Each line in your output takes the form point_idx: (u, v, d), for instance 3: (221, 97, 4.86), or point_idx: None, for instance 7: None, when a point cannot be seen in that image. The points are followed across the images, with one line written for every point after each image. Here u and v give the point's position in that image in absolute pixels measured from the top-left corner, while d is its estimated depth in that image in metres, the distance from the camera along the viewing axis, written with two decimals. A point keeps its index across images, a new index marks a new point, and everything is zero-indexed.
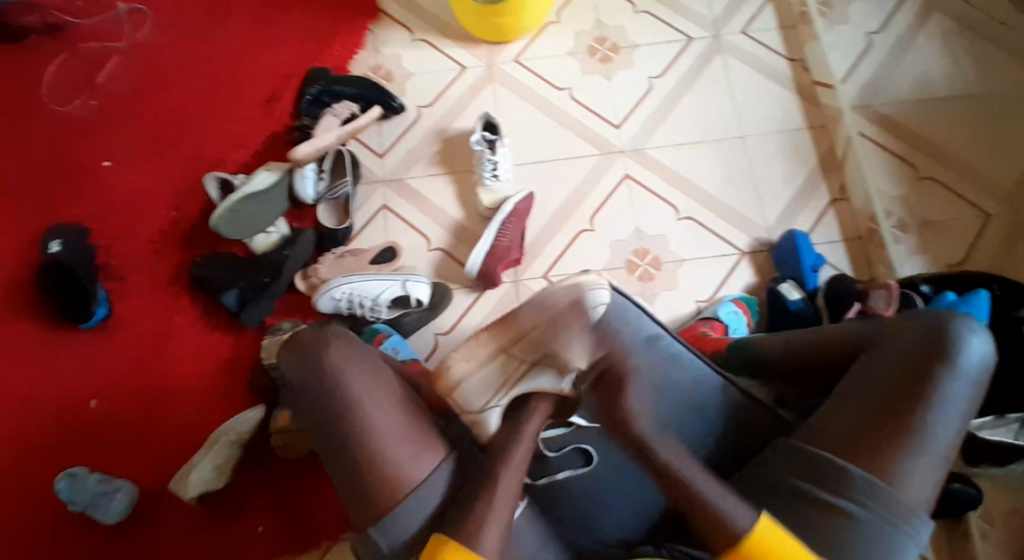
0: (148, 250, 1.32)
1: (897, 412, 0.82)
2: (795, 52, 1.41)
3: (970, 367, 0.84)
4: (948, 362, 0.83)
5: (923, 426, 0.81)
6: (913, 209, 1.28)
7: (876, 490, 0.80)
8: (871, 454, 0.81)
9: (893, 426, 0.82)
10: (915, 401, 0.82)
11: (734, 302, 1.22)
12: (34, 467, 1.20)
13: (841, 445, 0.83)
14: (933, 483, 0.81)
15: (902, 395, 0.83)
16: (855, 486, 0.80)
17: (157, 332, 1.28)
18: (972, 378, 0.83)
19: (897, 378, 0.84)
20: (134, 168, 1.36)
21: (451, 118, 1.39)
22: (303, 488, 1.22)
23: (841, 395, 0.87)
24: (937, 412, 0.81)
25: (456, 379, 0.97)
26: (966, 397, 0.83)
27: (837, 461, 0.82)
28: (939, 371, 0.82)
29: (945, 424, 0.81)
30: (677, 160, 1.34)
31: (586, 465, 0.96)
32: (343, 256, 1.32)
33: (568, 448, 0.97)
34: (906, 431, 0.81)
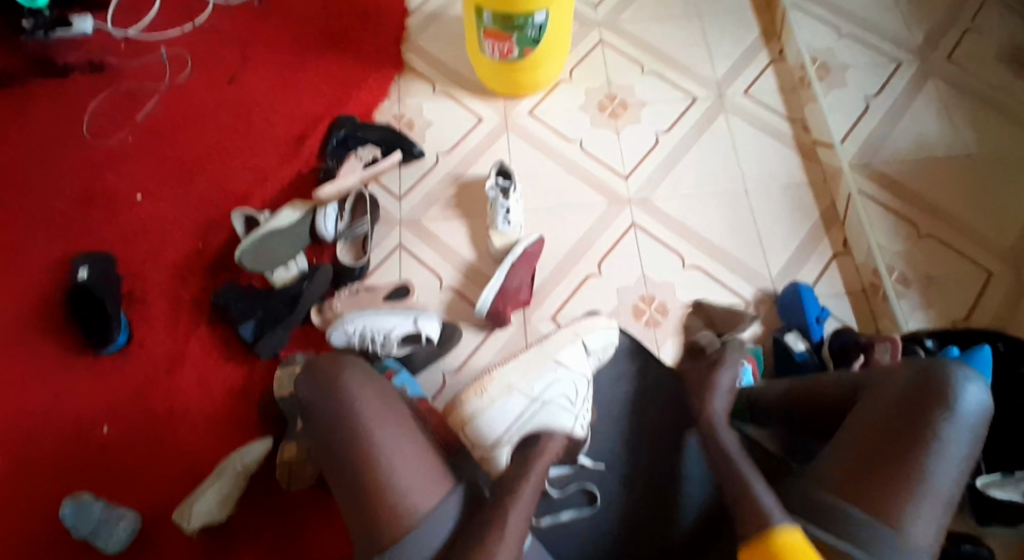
0: (170, 278, 1.42)
1: (895, 456, 0.84)
2: (794, 112, 1.43)
3: (970, 411, 0.85)
4: (949, 406, 0.85)
5: (923, 471, 0.82)
6: (915, 265, 1.28)
7: (879, 534, 0.81)
8: (873, 497, 0.82)
9: (891, 468, 0.83)
10: (914, 445, 0.84)
11: (739, 350, 1.22)
12: (52, 482, 1.27)
13: (841, 487, 0.85)
14: (936, 528, 0.82)
15: (901, 440, 0.84)
16: (858, 529, 0.81)
17: (171, 357, 1.36)
18: (970, 423, 0.85)
19: (894, 421, 0.86)
20: (163, 200, 1.47)
21: (467, 164, 1.45)
22: (306, 518, 1.26)
23: (842, 438, 0.89)
24: (936, 458, 0.83)
25: (470, 414, 1.03)
26: (967, 442, 0.84)
27: (838, 503, 0.84)
28: (939, 418, 0.84)
29: (948, 468, 0.83)
30: (681, 210, 1.36)
31: (590, 505, 1.06)
32: (358, 291, 1.33)
33: (572, 489, 1.07)
34: (910, 475, 0.82)
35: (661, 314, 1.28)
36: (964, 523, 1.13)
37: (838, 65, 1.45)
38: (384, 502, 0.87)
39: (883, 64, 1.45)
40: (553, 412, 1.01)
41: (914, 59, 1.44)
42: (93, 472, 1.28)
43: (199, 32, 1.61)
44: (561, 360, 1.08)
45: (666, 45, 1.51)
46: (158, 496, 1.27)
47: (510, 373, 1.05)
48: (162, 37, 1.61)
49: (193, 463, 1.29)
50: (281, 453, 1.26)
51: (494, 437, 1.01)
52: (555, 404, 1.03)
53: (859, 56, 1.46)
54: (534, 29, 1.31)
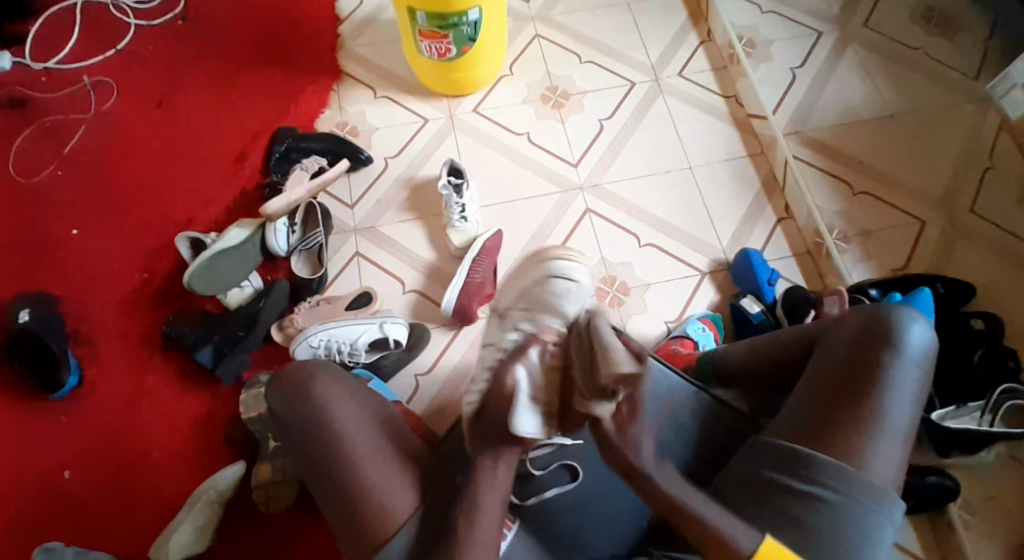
0: (119, 314, 1.36)
1: (853, 400, 0.88)
2: (727, 90, 1.49)
3: (916, 349, 0.90)
4: (896, 345, 0.89)
5: (879, 410, 0.87)
6: (854, 222, 1.35)
7: (844, 475, 0.85)
8: (837, 440, 0.87)
9: (849, 409, 0.87)
10: (868, 385, 0.88)
11: (701, 320, 1.26)
12: (17, 539, 1.21)
13: (804, 436, 0.89)
14: (896, 463, 0.87)
15: (857, 382, 0.88)
16: (826, 472, 0.85)
17: (128, 395, 1.31)
18: (918, 360, 0.89)
19: (846, 365, 0.90)
20: (102, 233, 1.41)
21: (417, 167, 1.44)
22: (292, 539, 1.23)
23: (801, 390, 0.93)
24: (890, 397, 0.87)
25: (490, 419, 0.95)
26: (917, 378, 0.89)
27: (804, 450, 0.88)
28: (888, 355, 0.89)
29: (902, 405, 0.88)
30: (631, 192, 1.39)
31: (574, 481, 1.01)
32: (319, 304, 1.32)
33: (554, 465, 1.03)
34: (867, 415, 0.87)
35: (623, 293, 1.31)
36: (929, 458, 1.20)
37: (763, 41, 1.51)
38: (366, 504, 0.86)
39: (803, 37, 1.52)
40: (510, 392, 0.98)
41: (832, 29, 1.52)
42: (60, 522, 1.22)
43: (123, 57, 1.56)
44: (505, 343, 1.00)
45: (599, 36, 1.54)
46: (131, 538, 1.22)
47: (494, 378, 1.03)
48: (85, 65, 1.55)
49: (165, 500, 1.24)
50: (257, 475, 1.23)
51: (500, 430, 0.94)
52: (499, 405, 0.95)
53: (781, 31, 1.53)
54: (468, 26, 1.32)
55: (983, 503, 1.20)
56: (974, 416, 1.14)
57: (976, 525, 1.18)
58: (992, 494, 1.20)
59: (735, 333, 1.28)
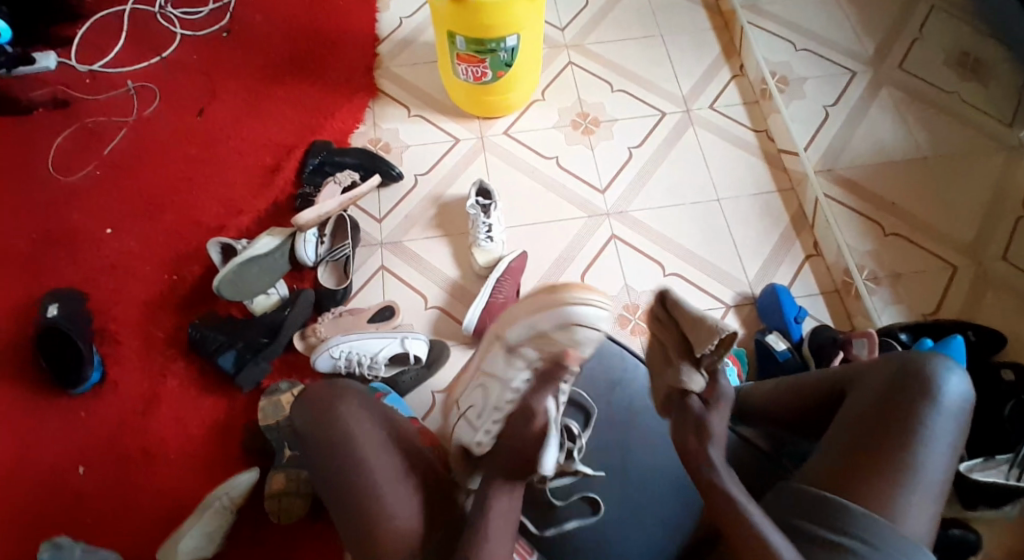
0: (145, 314, 1.38)
1: (887, 450, 0.86)
2: (758, 124, 1.49)
3: (952, 402, 0.89)
4: (932, 397, 0.89)
5: (913, 462, 0.86)
6: (883, 263, 1.34)
7: (878, 526, 0.82)
8: (868, 488, 0.85)
9: (882, 459, 0.86)
10: (903, 433, 0.87)
11: (724, 353, 1.25)
12: (27, 532, 1.22)
13: (835, 482, 0.87)
14: (928, 518, 0.85)
15: (891, 431, 0.87)
16: (855, 520, 0.83)
17: (148, 395, 1.32)
18: (954, 414, 0.88)
19: (880, 413, 0.89)
20: (134, 234, 1.44)
21: (446, 185, 1.46)
22: (300, 550, 1.22)
23: (832, 435, 0.92)
24: (926, 449, 0.86)
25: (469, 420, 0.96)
26: (951, 433, 0.88)
27: (835, 498, 0.86)
28: (924, 407, 0.88)
29: (936, 458, 0.86)
30: (659, 221, 1.39)
31: (594, 513, 0.96)
32: (342, 315, 1.33)
33: (575, 496, 0.98)
34: (902, 466, 0.85)
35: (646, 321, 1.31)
36: (951, 508, 1.18)
37: (796, 78, 1.52)
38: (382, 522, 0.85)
39: (837, 77, 1.52)
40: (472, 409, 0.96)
41: (866, 70, 1.53)
42: (72, 518, 1.23)
43: (167, 65, 1.60)
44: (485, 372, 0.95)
45: (632, 66, 1.56)
46: (140, 539, 1.22)
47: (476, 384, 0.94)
48: (130, 71, 1.60)
49: (176, 502, 1.25)
50: (270, 484, 1.22)
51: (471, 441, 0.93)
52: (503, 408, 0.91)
53: (814, 69, 1.54)
54: (505, 52, 1.35)
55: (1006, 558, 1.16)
56: (1001, 469, 1.12)
57: None
58: (1015, 549, 1.17)
59: (758, 370, 1.27)
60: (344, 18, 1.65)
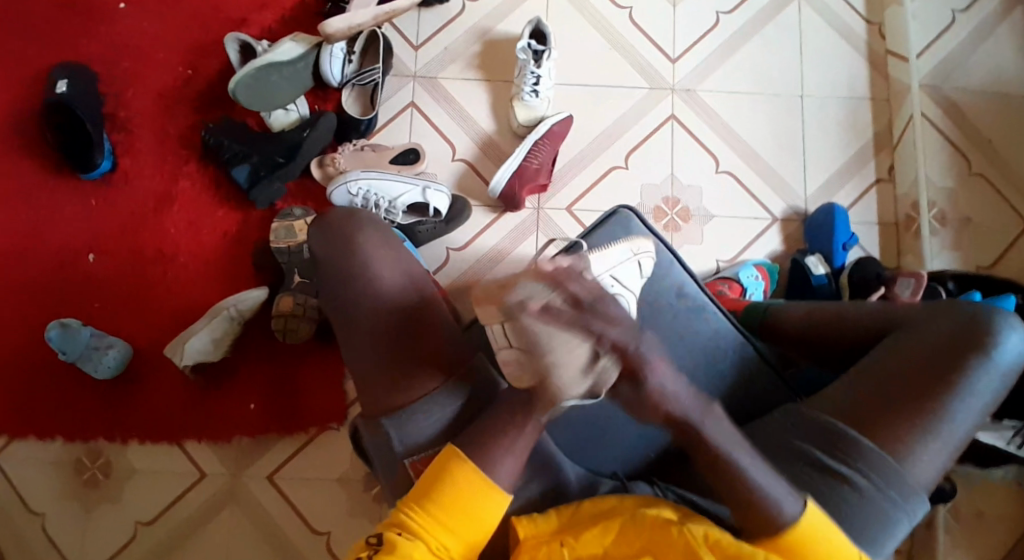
0: (158, 108, 1.29)
1: (922, 391, 0.81)
2: (874, 14, 1.27)
3: (1006, 361, 0.82)
4: (986, 353, 0.82)
5: (944, 412, 0.80)
6: (957, 204, 1.20)
7: (883, 467, 0.80)
8: (888, 427, 0.81)
9: (911, 404, 0.81)
10: (945, 383, 0.81)
11: (755, 267, 1.17)
12: (41, 309, 1.25)
13: (853, 414, 0.83)
14: (939, 466, 0.81)
15: (931, 375, 0.82)
16: (863, 457, 0.80)
17: (160, 194, 1.28)
18: (1004, 372, 0.82)
19: (925, 356, 0.83)
20: (150, 14, 1.30)
21: (497, 19, 1.27)
22: (299, 373, 1.25)
23: (868, 363, 0.86)
24: (962, 401, 0.81)
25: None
26: (995, 389, 0.82)
27: (849, 431, 0.82)
28: (974, 360, 0.81)
29: (968, 413, 0.81)
30: (729, 109, 1.23)
31: (600, 397, 0.92)
32: (364, 149, 1.24)
33: None
34: (930, 415, 0.80)
35: (682, 219, 1.21)
36: None
37: None
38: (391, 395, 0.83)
39: None
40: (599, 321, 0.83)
41: None
42: (83, 304, 1.26)
43: None
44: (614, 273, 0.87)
45: None
46: (148, 334, 1.25)
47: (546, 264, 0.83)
48: None
49: (183, 306, 1.26)
50: (278, 305, 1.21)
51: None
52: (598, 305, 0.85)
53: None
54: None
55: (974, 517, 1.19)
56: (1003, 435, 1.12)
57: (958, 536, 1.18)
58: (985, 511, 1.19)
59: (788, 291, 1.20)
60: None
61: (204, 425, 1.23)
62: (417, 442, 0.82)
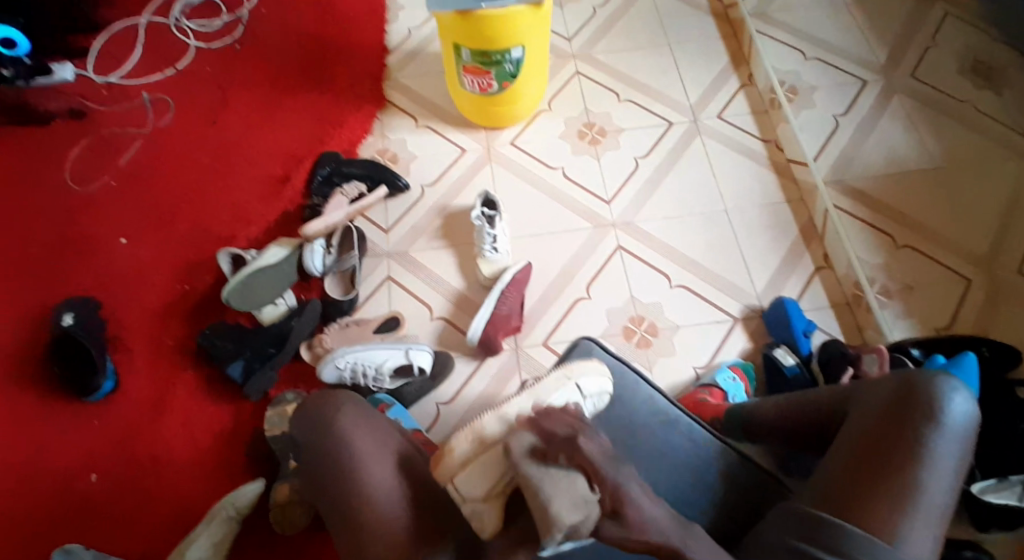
0: (157, 323, 1.39)
1: (888, 470, 0.84)
2: (768, 133, 1.49)
3: (958, 425, 0.86)
4: (936, 419, 0.85)
5: (914, 483, 0.82)
6: (895, 275, 1.31)
7: (876, 550, 0.80)
8: (863, 508, 0.82)
9: (882, 483, 0.83)
10: (905, 457, 0.84)
11: (732, 369, 1.24)
12: (35, 536, 1.22)
13: (832, 503, 0.84)
14: (929, 541, 0.81)
15: (893, 452, 0.84)
16: (853, 544, 0.80)
17: (158, 402, 1.33)
18: (958, 436, 0.85)
19: (880, 434, 0.86)
20: (147, 243, 1.46)
21: (451, 196, 1.47)
22: (304, 557, 1.23)
23: (832, 451, 0.89)
24: (926, 469, 0.83)
25: (459, 462, 0.89)
26: (955, 454, 0.85)
27: (832, 519, 0.83)
28: (927, 429, 0.85)
29: (938, 482, 0.83)
30: (667, 231, 1.39)
31: (589, 537, 0.93)
32: (348, 326, 1.33)
33: (576, 525, 0.95)
34: (902, 489, 0.82)
35: (651, 334, 1.30)
36: (962, 528, 1.13)
37: (806, 87, 1.52)
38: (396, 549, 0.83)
39: (847, 86, 1.51)
40: None
41: (878, 79, 1.51)
42: (82, 523, 1.24)
43: (180, 77, 1.63)
44: (557, 405, 0.97)
45: (640, 76, 1.56)
46: (151, 542, 1.23)
47: (492, 421, 0.93)
48: (144, 83, 1.62)
49: (184, 506, 1.25)
50: (275, 495, 1.23)
51: (487, 486, 0.87)
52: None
53: (826, 77, 1.53)
54: (510, 64, 1.35)
55: None
56: (1015, 491, 1.07)
57: None
58: None
59: (767, 386, 1.25)
60: (355, 31, 1.67)
61: None
62: None
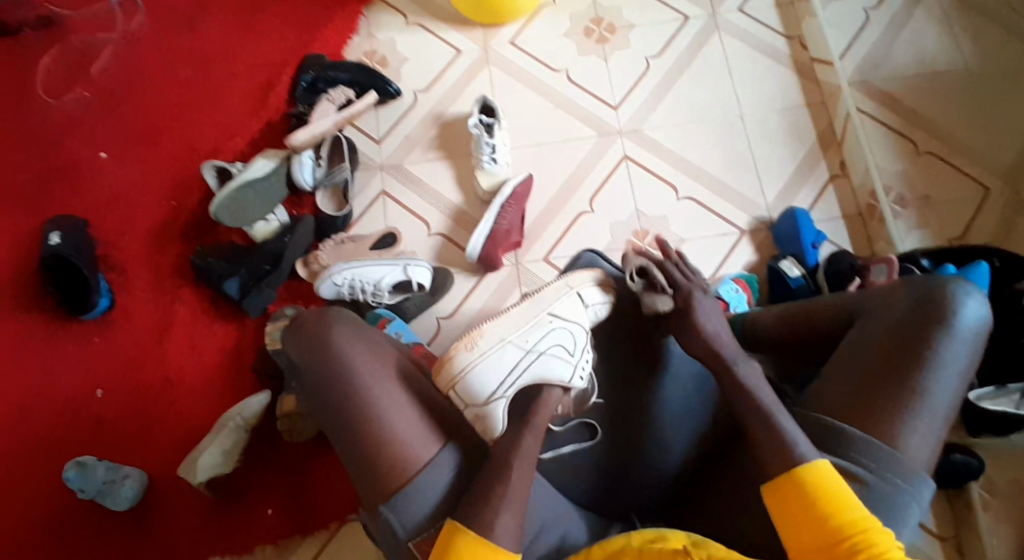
0: (149, 242, 1.35)
1: (892, 370, 0.82)
2: (792, 30, 1.37)
3: (968, 329, 0.84)
4: (946, 322, 0.83)
5: (920, 387, 0.81)
6: (913, 184, 1.25)
7: (878, 452, 0.79)
8: (867, 413, 0.82)
9: (888, 387, 0.82)
10: (912, 360, 0.82)
11: (735, 281, 1.20)
12: (47, 455, 1.24)
13: (838, 408, 0.84)
14: (933, 443, 0.81)
15: (899, 355, 0.83)
16: (855, 445, 0.80)
17: (156, 322, 1.31)
18: (968, 339, 0.83)
19: (888, 337, 0.85)
20: (129, 158, 1.39)
21: (447, 102, 1.38)
22: (311, 469, 1.25)
23: (840, 357, 0.88)
24: (935, 374, 0.81)
25: (458, 369, 0.93)
26: (965, 357, 0.83)
27: (836, 424, 0.83)
28: (937, 332, 0.83)
29: (944, 385, 0.81)
30: (676, 140, 1.32)
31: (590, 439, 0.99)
32: (343, 242, 1.29)
33: (572, 423, 1.00)
34: (907, 392, 0.81)
35: (655, 248, 1.26)
36: (960, 437, 1.15)
37: None
38: (397, 461, 0.83)
39: None
40: (550, 362, 0.94)
41: None
42: (91, 442, 1.25)
43: None
44: (555, 313, 0.99)
45: None
46: (162, 459, 1.25)
47: (492, 326, 0.97)
48: None
49: (190, 424, 1.26)
50: (281, 406, 1.23)
51: (486, 392, 0.93)
52: (550, 353, 0.95)
53: None
54: None
55: (1012, 487, 1.13)
56: (1012, 398, 1.08)
57: (1000, 509, 1.12)
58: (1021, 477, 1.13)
59: (771, 296, 1.22)
60: None
61: (224, 540, 1.21)
62: (416, 523, 0.82)
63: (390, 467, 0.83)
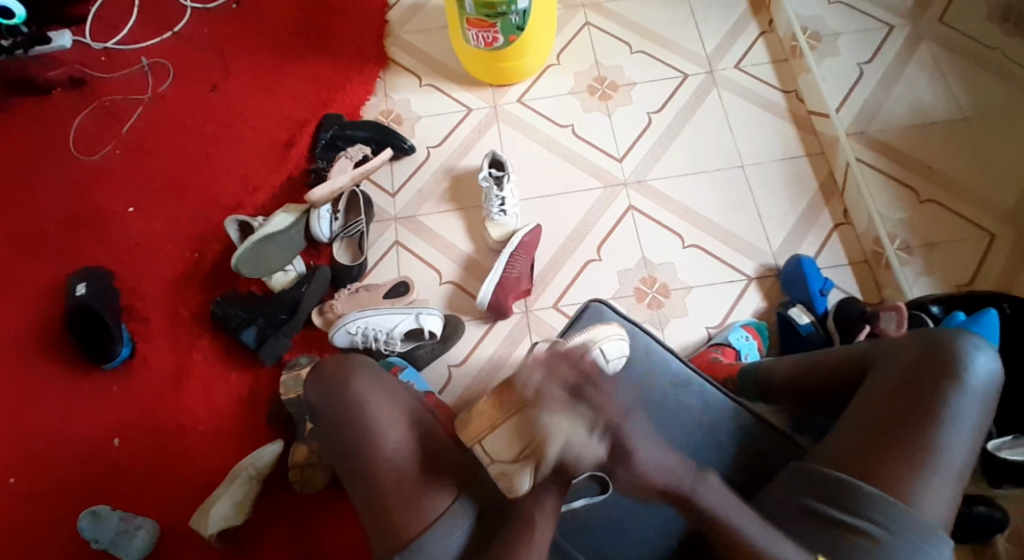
0: (169, 292, 1.40)
1: (904, 425, 0.81)
2: (788, 85, 1.44)
3: (979, 383, 0.82)
4: (957, 378, 0.82)
5: (934, 444, 0.80)
6: (917, 231, 1.27)
7: (893, 510, 0.78)
8: (880, 469, 0.80)
9: (901, 443, 0.80)
10: (923, 415, 0.81)
11: (744, 327, 1.22)
12: (61, 502, 1.25)
13: (849, 463, 0.82)
14: (947, 500, 0.80)
15: (912, 412, 0.81)
16: (869, 503, 0.79)
17: (172, 370, 1.34)
18: (980, 393, 0.82)
19: (900, 391, 0.83)
20: (154, 212, 1.45)
21: (458, 157, 1.44)
22: (321, 518, 1.25)
23: (851, 410, 0.86)
24: (949, 431, 0.80)
25: (492, 424, 0.80)
26: (977, 413, 0.82)
27: (850, 479, 0.81)
28: (948, 387, 0.82)
29: (957, 441, 0.80)
30: (680, 191, 1.35)
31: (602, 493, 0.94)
32: (358, 292, 1.32)
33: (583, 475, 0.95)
34: (921, 448, 0.80)
35: (663, 295, 1.28)
36: (976, 483, 1.12)
37: (829, 34, 1.44)
38: (410, 506, 0.82)
39: (873, 31, 1.43)
40: None
41: (905, 23, 1.43)
42: (105, 489, 1.26)
43: (178, 40, 1.59)
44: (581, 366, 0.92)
45: (652, 26, 1.50)
46: (174, 506, 1.26)
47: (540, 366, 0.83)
48: (143, 48, 1.59)
49: (203, 471, 1.27)
50: (292, 456, 1.23)
51: None
52: None
53: (849, 23, 1.45)
54: (516, 15, 1.30)
55: None
56: None
57: None
58: None
59: (781, 344, 1.23)
60: None
61: None
62: None
63: (405, 510, 0.82)
